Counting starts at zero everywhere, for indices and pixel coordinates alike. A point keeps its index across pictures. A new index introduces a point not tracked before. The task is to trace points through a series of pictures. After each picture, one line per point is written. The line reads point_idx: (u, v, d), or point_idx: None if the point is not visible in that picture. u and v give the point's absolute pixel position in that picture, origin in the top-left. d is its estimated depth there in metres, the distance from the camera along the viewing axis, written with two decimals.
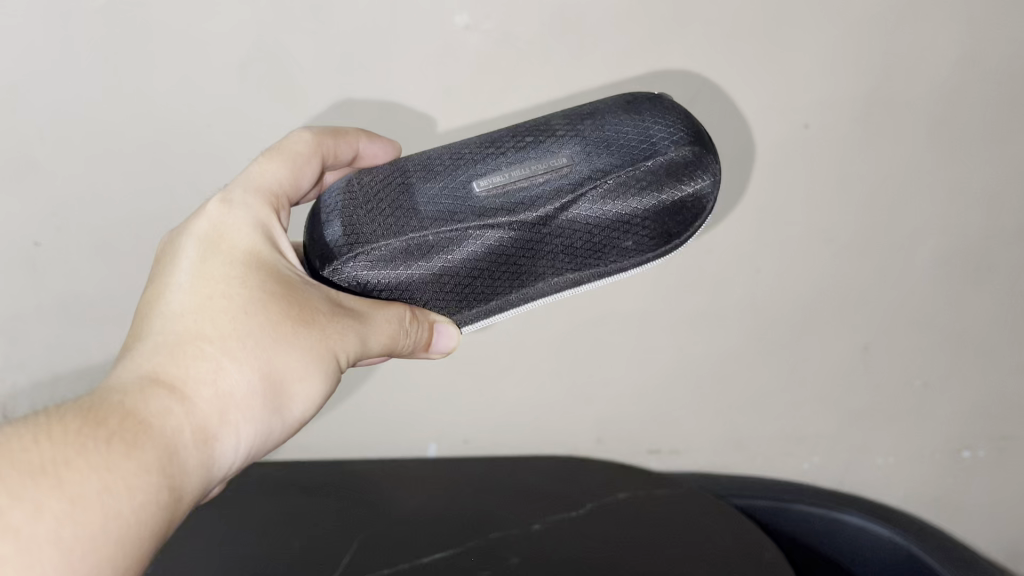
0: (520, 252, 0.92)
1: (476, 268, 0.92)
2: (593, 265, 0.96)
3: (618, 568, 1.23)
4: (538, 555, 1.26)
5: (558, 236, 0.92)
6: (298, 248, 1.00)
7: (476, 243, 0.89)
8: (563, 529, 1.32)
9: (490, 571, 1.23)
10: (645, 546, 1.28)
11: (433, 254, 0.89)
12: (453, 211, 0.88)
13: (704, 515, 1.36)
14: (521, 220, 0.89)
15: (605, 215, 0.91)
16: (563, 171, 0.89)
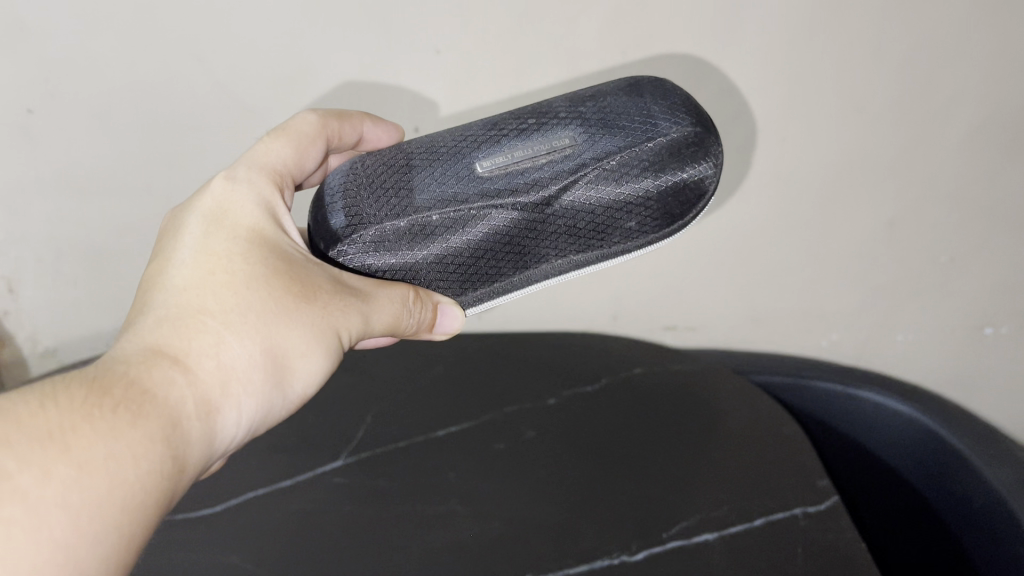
0: (517, 247, 0.56)
1: (476, 263, 0.57)
2: (604, 243, 0.58)
3: (617, 477, 0.71)
4: (544, 443, 0.75)
5: (565, 236, 0.57)
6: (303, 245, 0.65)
7: (475, 227, 0.54)
8: (572, 411, 0.79)
9: (502, 447, 0.75)
10: (618, 462, 0.73)
11: (417, 232, 0.54)
12: (447, 195, 0.53)
13: (741, 408, 0.81)
14: (526, 216, 0.54)
15: (619, 224, 0.56)
16: (572, 166, 0.53)
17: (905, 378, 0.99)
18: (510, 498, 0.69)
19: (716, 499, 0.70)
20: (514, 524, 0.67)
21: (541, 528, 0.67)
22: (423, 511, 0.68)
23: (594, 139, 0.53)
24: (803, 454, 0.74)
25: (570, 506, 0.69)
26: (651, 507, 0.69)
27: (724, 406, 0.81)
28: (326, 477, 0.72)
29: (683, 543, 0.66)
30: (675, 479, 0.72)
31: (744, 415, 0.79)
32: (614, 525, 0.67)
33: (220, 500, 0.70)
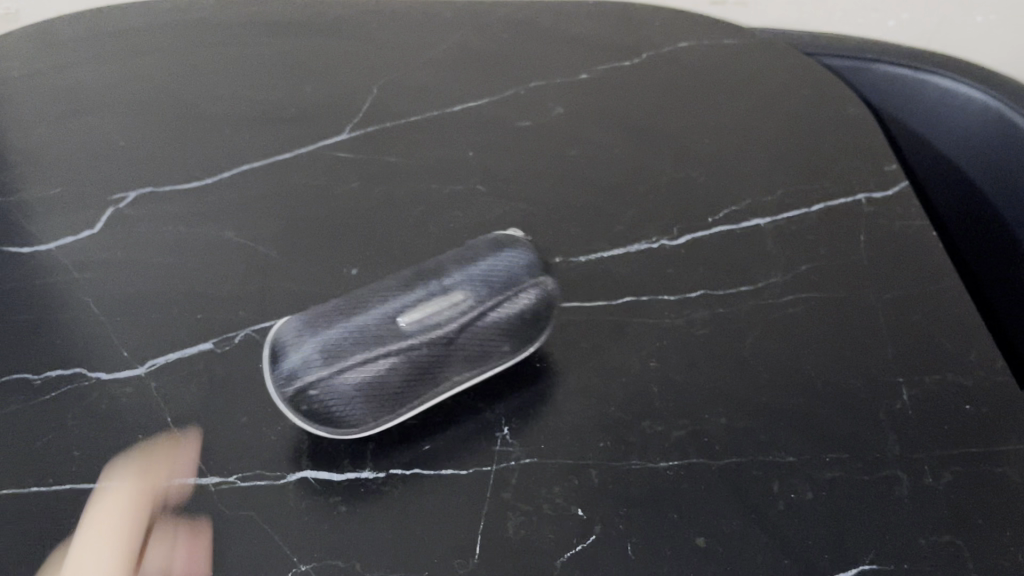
0: (428, 378, 0.44)
1: (382, 409, 0.44)
2: (505, 346, 0.47)
3: (659, 163, 0.65)
4: (578, 126, 0.69)
5: (467, 350, 0.45)
6: (293, 237, 0.58)
7: (386, 363, 0.42)
8: (616, 91, 0.72)
9: (531, 131, 0.68)
10: (660, 148, 0.66)
11: (327, 398, 0.42)
12: (363, 326, 0.42)
13: (800, 93, 0.72)
14: (435, 317, 0.43)
15: (519, 279, 0.45)
16: (486, 263, 0.45)
17: (989, 65, 0.93)
18: (535, 179, 0.64)
19: (771, 183, 0.63)
20: (541, 205, 0.61)
21: (570, 206, 0.61)
22: (438, 190, 0.62)
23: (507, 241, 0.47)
24: (866, 137, 0.67)
25: (605, 186, 0.63)
26: (695, 190, 0.63)
27: (775, 92, 0.73)
28: (331, 150, 0.66)
29: (733, 228, 0.59)
30: (725, 162, 0.65)
31: (801, 97, 0.72)
32: (653, 206, 0.61)
33: (212, 174, 0.64)
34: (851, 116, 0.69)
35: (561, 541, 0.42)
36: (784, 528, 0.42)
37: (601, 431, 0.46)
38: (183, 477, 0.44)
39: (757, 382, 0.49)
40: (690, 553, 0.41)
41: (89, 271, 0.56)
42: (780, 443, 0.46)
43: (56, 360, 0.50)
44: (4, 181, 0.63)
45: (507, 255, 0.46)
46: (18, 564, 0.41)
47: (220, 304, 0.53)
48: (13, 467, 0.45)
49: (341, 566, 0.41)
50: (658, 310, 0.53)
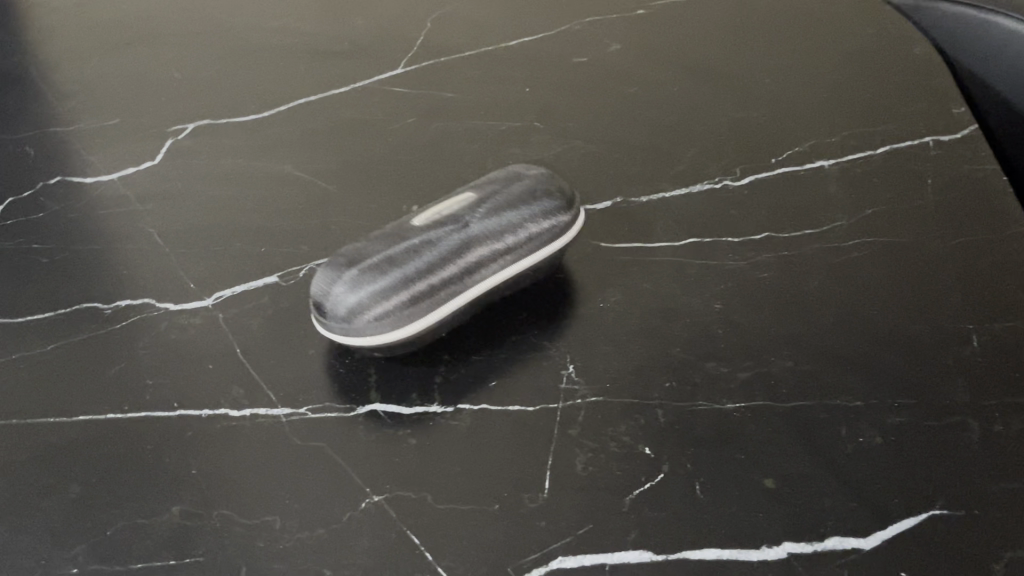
0: (457, 265, 0.44)
1: (417, 295, 0.43)
2: (534, 237, 0.46)
3: (720, 101, 0.64)
4: (636, 62, 0.67)
5: (493, 233, 0.45)
6: (352, 172, 0.58)
7: (408, 253, 0.43)
8: (676, 27, 0.71)
9: (589, 67, 0.67)
10: (721, 86, 0.65)
11: (355, 288, 0.42)
12: (382, 235, 0.45)
13: (865, 30, 0.70)
14: (450, 213, 0.45)
15: (524, 179, 0.47)
16: (491, 178, 0.48)
17: None
18: (595, 117, 0.62)
19: (835, 125, 0.61)
20: (600, 143, 0.60)
21: (630, 144, 0.60)
22: (495, 127, 0.62)
23: (511, 167, 0.50)
24: (935, 79, 0.65)
25: (665, 125, 0.62)
26: (757, 130, 0.61)
27: (839, 29, 0.71)
28: (387, 85, 0.65)
29: (796, 170, 0.58)
30: (788, 103, 0.63)
31: (866, 34, 0.70)
32: (714, 146, 0.60)
33: (269, 108, 0.63)
34: (918, 54, 0.67)
35: (629, 478, 0.42)
36: (852, 472, 0.42)
37: (666, 371, 0.46)
38: (256, 407, 0.45)
39: (822, 325, 0.49)
40: (759, 493, 0.41)
41: (151, 202, 0.56)
42: (846, 387, 0.46)
43: (124, 289, 0.51)
44: (62, 111, 0.64)
45: (512, 172, 0.49)
46: (98, 487, 0.42)
47: (283, 239, 0.53)
48: (89, 393, 0.45)
49: (414, 497, 0.41)
50: (721, 251, 0.53)
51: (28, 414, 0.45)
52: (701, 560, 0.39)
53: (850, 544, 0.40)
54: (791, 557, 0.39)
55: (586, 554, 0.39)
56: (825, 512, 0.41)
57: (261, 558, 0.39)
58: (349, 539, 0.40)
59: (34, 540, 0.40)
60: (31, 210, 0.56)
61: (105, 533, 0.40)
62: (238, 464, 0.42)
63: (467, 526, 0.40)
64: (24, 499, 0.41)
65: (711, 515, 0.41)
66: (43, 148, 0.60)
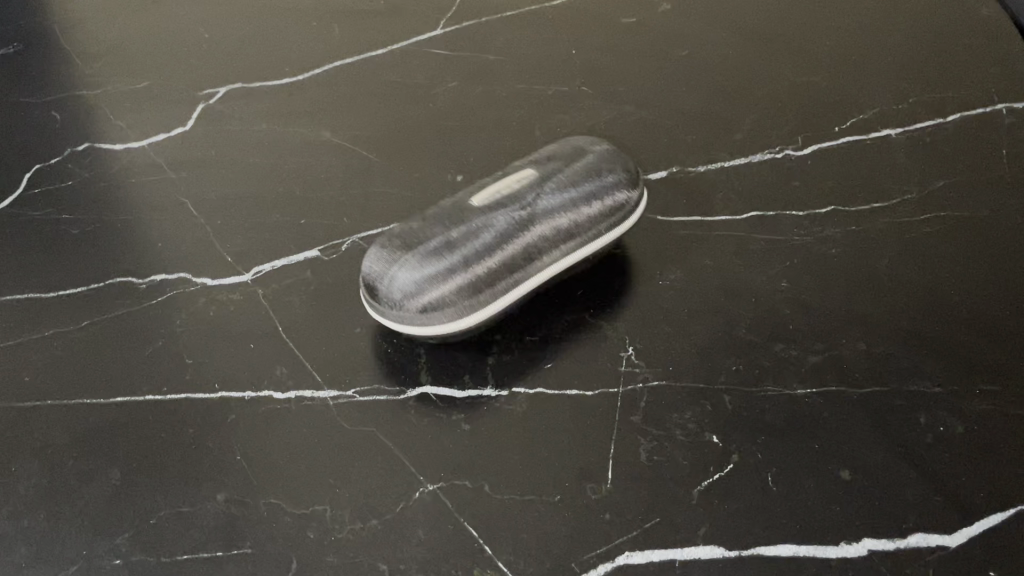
0: (521, 253, 0.41)
1: (481, 286, 0.40)
2: (600, 222, 0.43)
3: (778, 65, 0.60)
4: (687, 24, 0.64)
5: (556, 220, 0.42)
6: (392, 141, 0.55)
7: (468, 241, 0.40)
8: None
9: (638, 28, 0.63)
10: (778, 49, 0.62)
11: (415, 280, 0.40)
12: (439, 215, 0.42)
13: None
14: (510, 193, 0.42)
15: (586, 158, 0.44)
16: (551, 153, 0.45)
17: None
18: (646, 81, 0.59)
19: (901, 92, 0.58)
20: (652, 110, 0.57)
21: (684, 111, 0.57)
22: (541, 92, 0.58)
23: (571, 137, 0.47)
24: (1006, 40, 0.61)
25: (720, 91, 0.59)
26: (817, 97, 0.58)
27: None
28: (427, 47, 0.62)
29: (860, 139, 0.55)
30: (850, 68, 0.60)
31: None
32: (773, 114, 0.57)
33: (303, 71, 0.60)
34: (987, 15, 0.64)
35: (697, 468, 0.40)
36: (933, 463, 0.40)
37: (730, 354, 0.44)
38: (301, 389, 0.43)
39: (896, 304, 0.46)
40: (835, 486, 0.39)
41: (184, 171, 0.54)
42: (924, 371, 0.43)
43: (159, 262, 0.48)
44: (88, 73, 0.61)
45: (571, 147, 0.45)
46: (140, 472, 0.40)
47: (324, 211, 0.51)
48: (126, 372, 0.43)
49: (470, 486, 0.39)
50: (785, 226, 0.50)
51: (65, 394, 0.43)
52: (776, 557, 0.37)
53: (934, 541, 0.37)
54: (872, 554, 0.37)
55: (654, 549, 0.37)
56: (906, 507, 0.38)
57: (312, 549, 0.37)
58: (403, 531, 0.38)
59: (75, 528, 0.38)
60: (59, 178, 0.54)
61: (148, 522, 0.38)
62: (284, 450, 0.40)
63: (527, 518, 0.38)
64: (63, 485, 0.39)
65: (785, 509, 0.38)
66: (70, 112, 0.58)
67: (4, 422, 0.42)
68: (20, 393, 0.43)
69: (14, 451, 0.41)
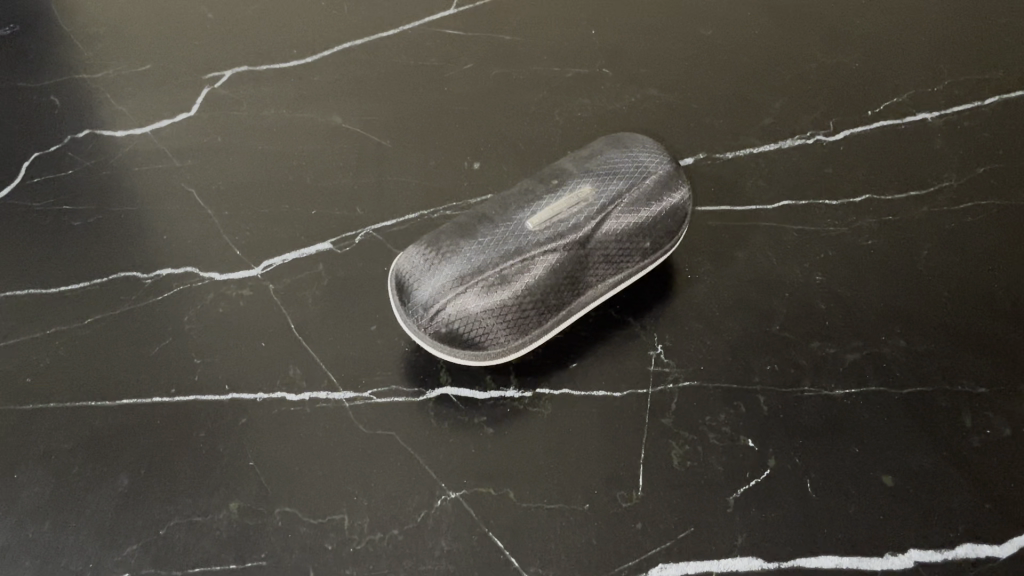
0: (571, 289, 0.40)
1: (527, 323, 0.39)
2: (648, 252, 0.41)
3: (806, 45, 0.58)
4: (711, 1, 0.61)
5: (610, 248, 0.40)
6: (406, 126, 0.53)
7: (523, 273, 0.38)
8: None
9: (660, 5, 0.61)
10: (806, 27, 0.59)
11: (464, 313, 0.38)
12: (485, 233, 0.39)
13: None
14: (560, 216, 0.39)
15: (647, 175, 0.41)
16: (606, 159, 0.42)
17: None
18: (669, 62, 0.57)
19: (937, 73, 0.55)
20: (677, 93, 0.55)
21: (710, 94, 0.55)
22: (560, 74, 0.56)
23: (626, 137, 0.43)
24: None
25: (746, 73, 0.56)
26: (848, 78, 0.55)
27: None
28: (439, 27, 0.59)
29: (895, 123, 0.52)
30: (881, 48, 0.57)
31: None
32: (803, 97, 0.54)
33: (311, 52, 0.58)
34: None
35: (732, 474, 0.38)
36: (980, 469, 0.38)
37: (765, 352, 0.42)
38: (315, 389, 0.41)
39: (937, 299, 0.44)
40: (878, 493, 0.37)
41: (189, 159, 0.51)
42: (969, 370, 0.41)
43: (164, 256, 0.46)
44: (88, 56, 0.58)
45: (619, 147, 0.42)
46: (149, 479, 0.38)
47: (336, 201, 0.49)
48: (132, 372, 0.41)
49: (494, 494, 0.37)
50: (819, 215, 0.47)
51: (68, 396, 0.41)
52: (817, 569, 0.35)
53: (983, 552, 0.36)
54: (918, 567, 0.35)
55: (689, 560, 0.36)
56: (953, 516, 0.37)
57: (330, 562, 0.36)
58: (425, 542, 0.36)
59: (81, 540, 0.36)
60: (60, 166, 0.51)
61: (158, 533, 0.36)
62: (299, 455, 0.39)
63: (555, 528, 0.36)
64: (68, 493, 0.38)
65: (827, 518, 0.37)
66: (69, 96, 0.56)
67: (5, 426, 0.40)
68: (22, 396, 0.41)
69: (17, 457, 0.39)
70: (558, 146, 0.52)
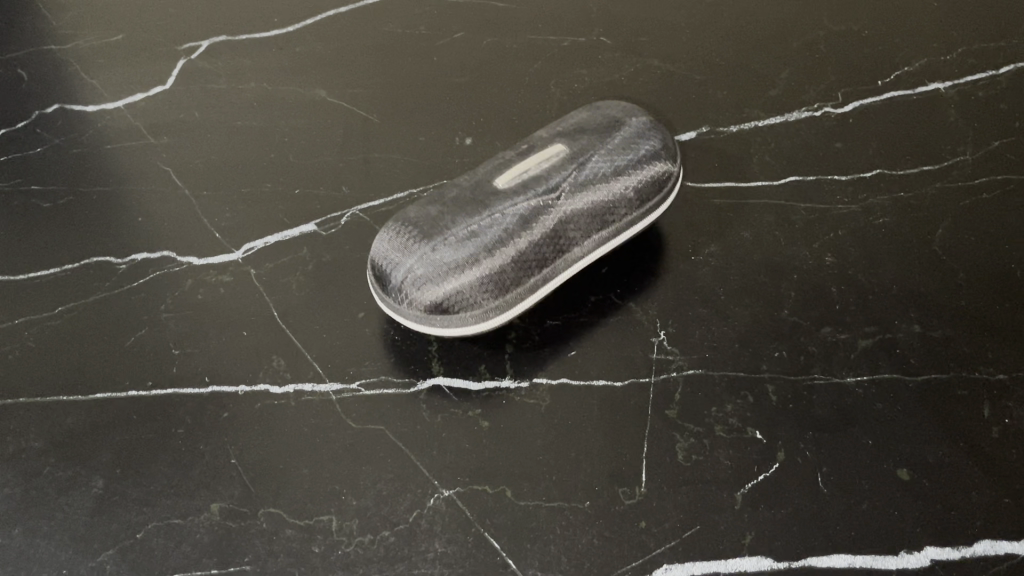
0: (551, 243, 0.37)
1: (507, 282, 0.36)
2: (635, 206, 0.39)
3: (812, 12, 0.55)
4: None
5: (591, 202, 0.38)
6: (394, 100, 0.50)
7: (495, 231, 0.36)
8: None
9: None
10: None
11: (438, 272, 0.36)
12: (458, 200, 0.38)
13: None
14: (537, 173, 0.38)
15: (621, 130, 0.40)
16: (579, 126, 0.41)
17: None
18: (669, 31, 0.54)
19: (949, 40, 0.53)
20: (678, 63, 0.52)
21: (712, 65, 0.52)
22: (556, 43, 0.53)
23: (597, 105, 0.43)
24: None
25: (751, 41, 0.54)
26: (858, 47, 0.53)
27: None
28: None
29: (907, 94, 0.50)
30: (892, 15, 0.55)
31: None
32: (811, 66, 0.52)
33: (293, 21, 0.55)
34: None
35: (739, 468, 0.36)
36: (1000, 461, 0.36)
37: (773, 339, 0.40)
38: (301, 381, 0.39)
39: (953, 282, 0.42)
40: (892, 487, 0.36)
41: (165, 136, 0.49)
42: (987, 357, 0.39)
43: (140, 239, 0.44)
44: (58, 26, 0.55)
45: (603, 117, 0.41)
46: (125, 480, 0.36)
47: (321, 179, 0.46)
48: (107, 365, 0.39)
49: (490, 491, 0.35)
50: (828, 193, 0.45)
51: (39, 390, 0.39)
52: (830, 569, 0.34)
53: (1003, 550, 0.34)
54: (935, 565, 0.34)
55: (695, 560, 0.34)
56: (971, 510, 0.35)
57: (317, 566, 0.34)
58: (418, 543, 0.34)
59: (53, 545, 0.34)
60: (28, 144, 0.49)
61: (135, 536, 0.34)
62: (283, 451, 0.37)
63: (555, 527, 0.35)
64: (40, 495, 0.36)
65: (839, 514, 0.35)
66: (38, 69, 0.53)
67: None
68: None
69: None
70: (555, 118, 0.49)
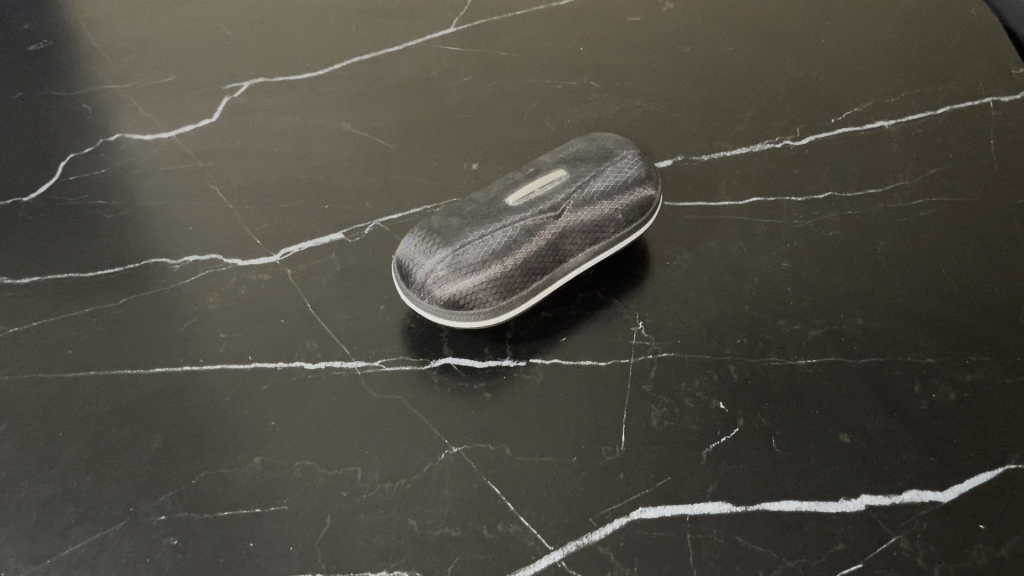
0: (551, 255, 0.44)
1: (514, 286, 0.43)
2: (621, 226, 0.46)
3: (777, 62, 0.63)
4: (690, 23, 0.67)
5: (584, 221, 0.45)
6: (410, 132, 0.58)
7: (506, 240, 0.43)
8: None
9: (643, 27, 0.67)
10: (775, 45, 0.65)
11: (455, 274, 0.42)
12: (473, 212, 0.45)
13: None
14: (542, 195, 0.45)
15: (614, 160, 0.47)
16: (578, 154, 0.48)
17: None
18: (650, 76, 0.62)
19: (894, 85, 0.61)
20: (658, 103, 0.60)
21: (687, 104, 0.60)
22: (551, 86, 0.61)
23: (594, 137, 0.50)
24: (992, 36, 0.64)
25: (721, 85, 0.61)
26: (815, 90, 0.61)
27: None
28: (441, 43, 0.65)
29: (856, 130, 0.57)
30: (846, 64, 0.63)
31: None
32: (774, 106, 0.60)
33: (322, 65, 0.63)
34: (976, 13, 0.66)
35: (705, 432, 0.42)
36: (927, 428, 0.42)
37: (735, 329, 0.46)
38: (330, 359, 0.45)
39: (892, 284, 0.48)
40: (835, 448, 0.42)
41: (211, 160, 0.56)
42: (918, 345, 0.46)
43: (191, 245, 0.51)
44: (116, 68, 0.63)
45: (599, 147, 0.48)
46: (181, 437, 0.42)
47: (347, 196, 0.53)
48: (163, 346, 0.46)
49: (491, 449, 0.42)
50: (785, 210, 0.52)
51: (106, 366, 0.45)
52: (780, 512, 0.39)
53: (927, 498, 0.40)
54: (868, 509, 0.39)
55: (666, 505, 0.40)
56: (901, 467, 0.41)
57: (345, 507, 0.40)
58: (430, 490, 0.40)
59: (120, 489, 0.40)
60: (92, 166, 0.56)
61: (191, 483, 0.40)
62: (315, 415, 0.43)
63: (547, 476, 0.41)
64: (108, 449, 0.42)
65: (788, 469, 0.41)
66: (101, 104, 0.60)
67: (49, 392, 0.44)
68: (62, 366, 0.45)
69: (60, 418, 0.43)
70: (550, 148, 0.56)
